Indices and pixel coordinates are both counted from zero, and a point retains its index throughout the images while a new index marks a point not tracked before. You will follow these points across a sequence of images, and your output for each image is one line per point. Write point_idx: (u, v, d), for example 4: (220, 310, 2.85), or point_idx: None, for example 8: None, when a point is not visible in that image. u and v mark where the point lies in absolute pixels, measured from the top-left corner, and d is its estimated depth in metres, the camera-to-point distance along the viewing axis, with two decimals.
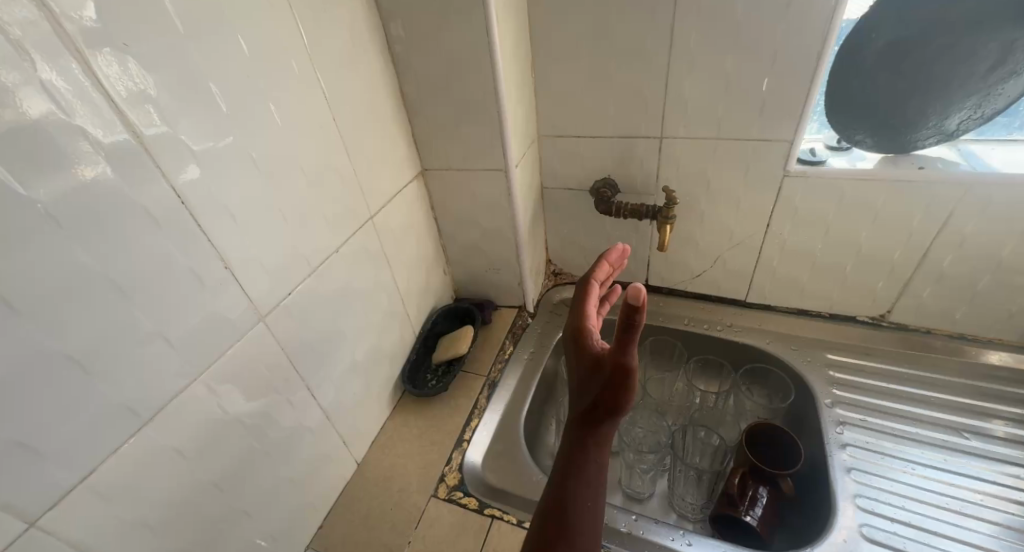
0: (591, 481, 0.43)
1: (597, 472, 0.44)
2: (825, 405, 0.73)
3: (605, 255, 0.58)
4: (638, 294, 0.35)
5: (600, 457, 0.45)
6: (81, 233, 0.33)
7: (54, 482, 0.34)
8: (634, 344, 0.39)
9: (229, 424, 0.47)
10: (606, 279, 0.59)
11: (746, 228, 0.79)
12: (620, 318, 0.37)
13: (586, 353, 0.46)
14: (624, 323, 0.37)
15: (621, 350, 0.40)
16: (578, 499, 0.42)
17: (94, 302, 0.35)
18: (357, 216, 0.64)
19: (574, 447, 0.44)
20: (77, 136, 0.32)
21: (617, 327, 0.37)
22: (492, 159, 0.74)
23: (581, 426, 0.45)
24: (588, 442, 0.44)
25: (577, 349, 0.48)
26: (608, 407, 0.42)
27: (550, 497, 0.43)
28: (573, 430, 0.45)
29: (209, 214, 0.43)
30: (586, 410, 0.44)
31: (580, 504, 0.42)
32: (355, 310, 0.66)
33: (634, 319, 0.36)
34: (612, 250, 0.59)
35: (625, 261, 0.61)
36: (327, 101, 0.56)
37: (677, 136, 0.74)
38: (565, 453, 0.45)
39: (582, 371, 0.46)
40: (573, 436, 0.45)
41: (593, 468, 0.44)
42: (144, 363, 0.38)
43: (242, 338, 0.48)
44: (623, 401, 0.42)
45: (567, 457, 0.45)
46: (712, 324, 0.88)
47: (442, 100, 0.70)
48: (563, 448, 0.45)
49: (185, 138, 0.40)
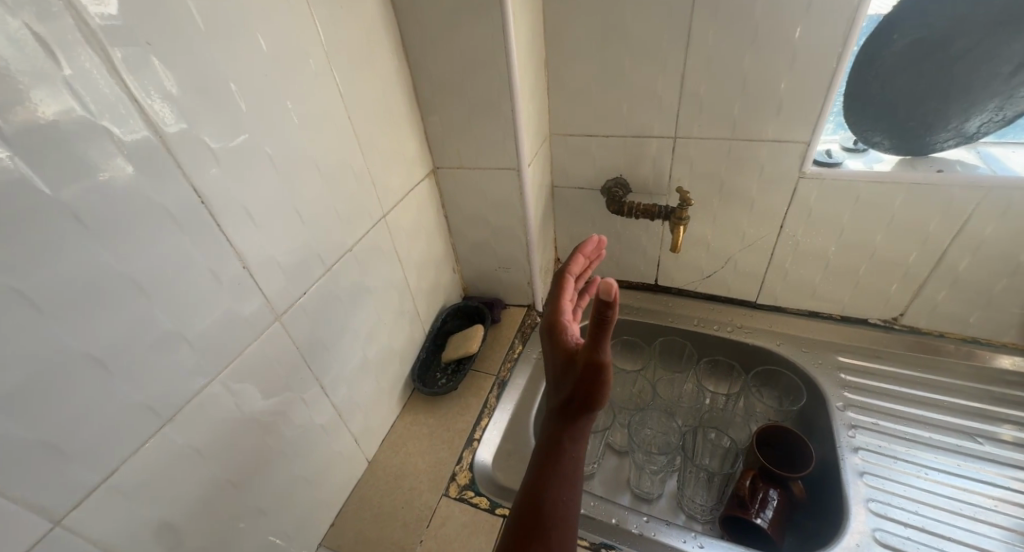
0: (566, 476, 0.43)
1: (573, 467, 0.44)
2: (836, 408, 0.73)
3: (582, 247, 0.58)
4: (610, 289, 0.35)
5: (577, 452, 0.45)
6: (104, 233, 0.33)
7: (78, 481, 0.34)
8: (607, 339, 0.39)
9: (245, 422, 0.47)
10: (584, 271, 0.59)
11: (759, 229, 0.79)
12: (593, 314, 0.37)
13: (560, 346, 0.46)
14: (596, 319, 0.37)
15: (594, 346, 0.40)
16: (553, 494, 0.42)
17: (114, 302, 0.34)
18: (370, 215, 0.64)
19: (552, 441, 0.45)
20: (102, 136, 0.32)
21: (589, 322, 0.38)
22: (505, 159, 0.73)
23: (558, 420, 0.45)
24: (565, 437, 0.44)
25: (552, 342, 0.48)
26: (582, 402, 0.43)
27: (526, 493, 0.43)
28: (550, 425, 0.46)
29: (229, 215, 0.43)
30: (562, 404, 0.44)
31: (553, 500, 0.42)
32: (368, 309, 0.66)
33: (606, 315, 0.36)
34: (589, 241, 0.58)
35: (603, 252, 0.61)
36: (341, 98, 0.56)
37: (691, 136, 0.73)
38: (543, 448, 0.45)
39: (557, 366, 0.46)
40: (551, 430, 0.46)
41: (570, 462, 0.44)
42: (163, 363, 0.38)
43: (259, 337, 0.48)
44: (598, 397, 0.42)
45: (545, 451, 0.45)
46: (721, 325, 0.88)
47: (455, 98, 0.69)
48: (541, 442, 0.45)
49: (204, 137, 0.40)
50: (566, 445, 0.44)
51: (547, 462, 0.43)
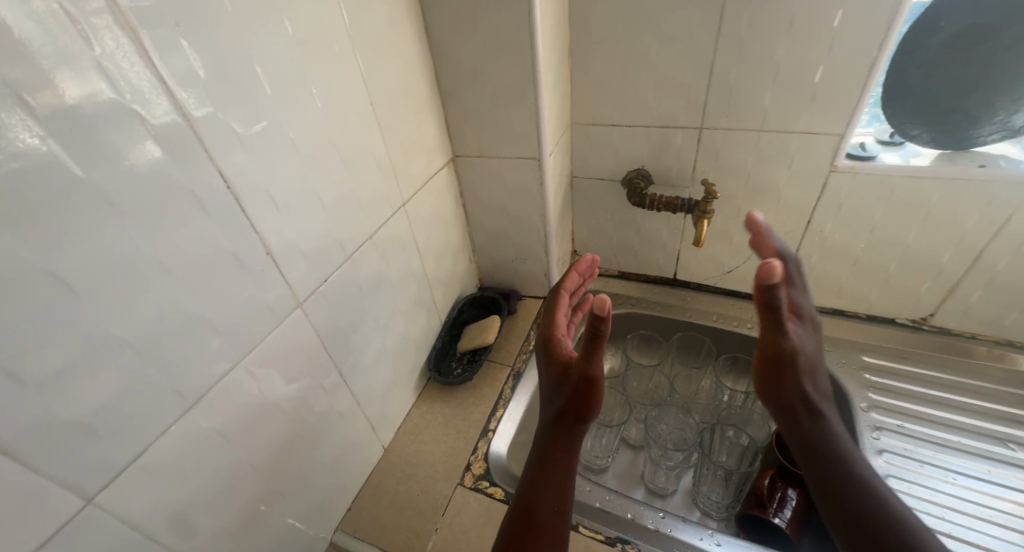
0: (557, 483, 0.48)
1: (564, 475, 0.48)
2: (860, 409, 0.71)
3: (575, 265, 0.64)
4: (604, 306, 0.41)
5: (569, 461, 0.49)
6: (133, 217, 0.33)
7: (108, 461, 0.34)
8: (600, 353, 0.45)
9: (267, 407, 0.48)
10: (577, 287, 0.65)
11: (785, 224, 0.77)
12: (587, 328, 0.43)
13: (554, 361, 0.52)
14: (590, 333, 0.43)
15: (587, 360, 0.45)
16: (545, 503, 0.46)
17: (141, 286, 0.34)
18: (390, 204, 0.63)
19: (546, 450, 0.49)
20: (131, 120, 0.32)
21: (585, 336, 0.43)
22: (526, 149, 0.72)
23: (551, 430, 0.50)
24: (558, 447, 0.49)
25: (548, 356, 0.53)
26: (575, 414, 0.48)
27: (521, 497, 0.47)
28: (546, 433, 0.50)
29: (254, 202, 0.43)
30: (557, 415, 0.49)
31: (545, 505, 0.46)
32: (386, 297, 0.66)
33: (599, 329, 0.42)
34: (583, 260, 0.64)
35: (594, 270, 0.66)
36: (364, 84, 0.55)
37: (717, 127, 0.71)
38: (536, 456, 0.50)
39: (552, 379, 0.51)
40: (545, 442, 0.50)
41: (562, 468, 0.48)
42: (189, 348, 0.39)
43: (282, 323, 0.48)
44: (590, 408, 0.48)
45: (539, 461, 0.49)
46: (741, 322, 0.87)
47: (477, 85, 0.68)
48: (536, 451, 0.50)
49: (230, 121, 0.39)
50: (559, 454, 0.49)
51: (540, 471, 0.48)
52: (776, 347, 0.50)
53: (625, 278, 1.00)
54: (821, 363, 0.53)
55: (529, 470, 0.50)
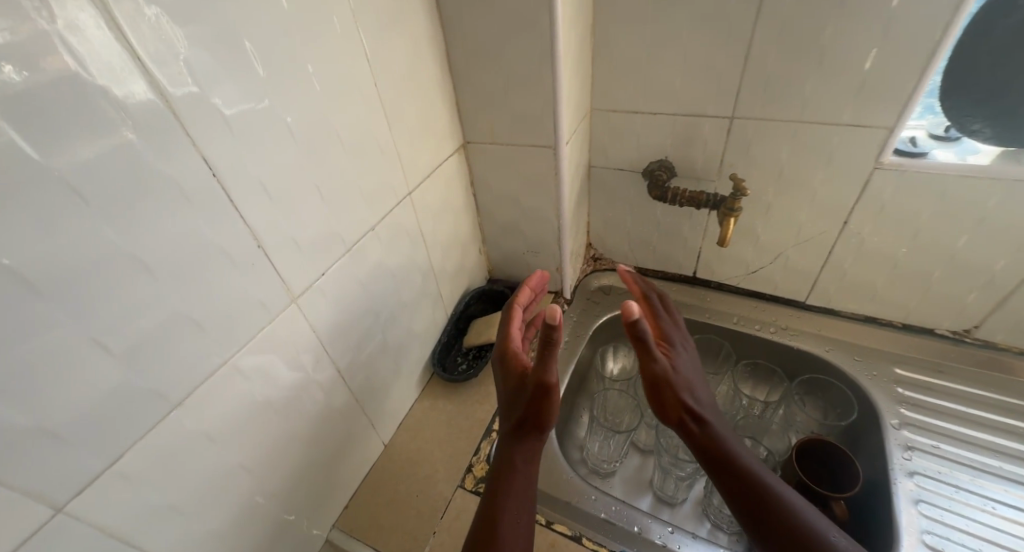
0: (518, 494, 0.48)
1: (523, 484, 0.49)
2: (891, 426, 0.66)
3: (528, 280, 0.63)
4: (555, 314, 0.43)
5: (529, 471, 0.50)
6: (105, 207, 0.30)
7: (81, 467, 0.32)
8: (553, 361, 0.46)
9: (258, 406, 0.45)
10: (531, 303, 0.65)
11: (819, 223, 0.71)
12: (541, 336, 0.44)
13: (511, 373, 0.52)
14: (545, 340, 0.44)
15: (542, 368, 0.46)
16: (506, 513, 0.47)
17: (116, 282, 0.32)
18: (395, 192, 0.60)
19: (504, 461, 0.50)
20: (97, 99, 0.29)
21: (538, 345, 0.44)
22: (541, 136, 0.68)
23: (507, 444, 0.50)
24: (516, 459, 0.50)
25: (503, 370, 0.53)
26: (533, 423, 0.49)
27: (483, 511, 0.48)
28: (504, 447, 0.51)
29: (243, 192, 0.40)
30: (514, 428, 0.50)
31: (508, 517, 0.47)
32: (389, 291, 0.63)
33: (553, 336, 0.44)
34: (534, 275, 0.63)
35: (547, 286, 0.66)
36: (368, 63, 0.51)
37: (751, 117, 0.65)
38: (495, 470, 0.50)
39: (506, 392, 0.52)
40: (503, 453, 0.51)
41: (521, 478, 0.49)
42: (172, 348, 0.36)
43: (275, 319, 0.45)
44: (547, 415, 0.49)
45: (497, 472, 0.50)
46: (765, 325, 0.82)
47: (491, 67, 0.63)
48: (494, 462, 0.51)
49: (215, 102, 0.36)
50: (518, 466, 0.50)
51: (499, 483, 0.49)
52: (652, 372, 0.48)
53: (641, 274, 0.96)
54: (699, 380, 0.51)
55: (489, 485, 0.50)
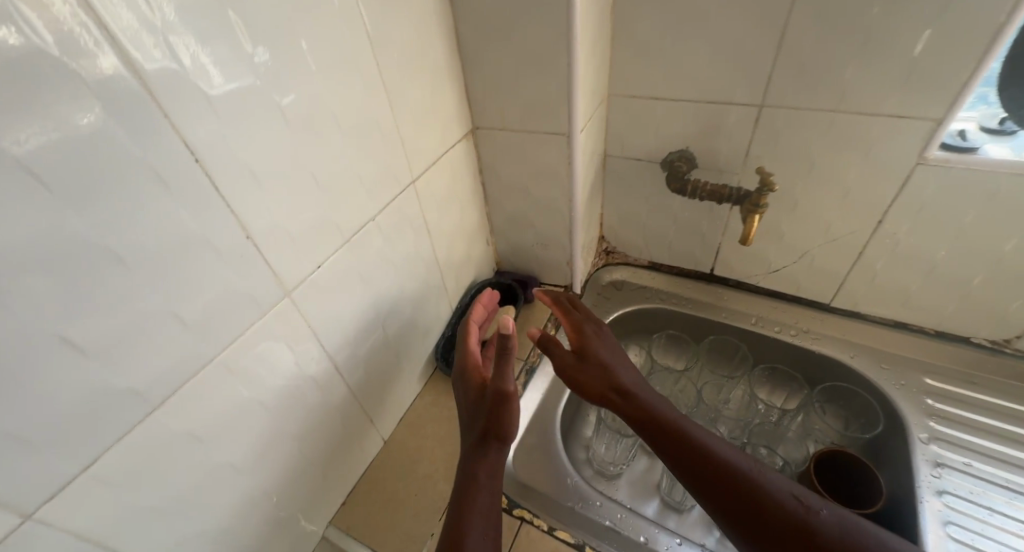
0: (482, 509, 0.45)
1: (489, 500, 0.46)
2: (919, 440, 0.62)
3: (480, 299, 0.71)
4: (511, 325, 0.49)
5: (494, 488, 0.48)
6: (71, 195, 0.28)
7: (52, 473, 0.30)
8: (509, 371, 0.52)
9: (249, 404, 0.43)
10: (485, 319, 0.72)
11: (850, 222, 0.66)
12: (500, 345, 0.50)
13: (471, 387, 0.57)
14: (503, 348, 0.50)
15: (501, 377, 0.51)
16: (474, 529, 0.43)
17: (86, 277, 0.29)
18: (397, 181, 0.57)
19: (466, 478, 0.48)
20: (57, 74, 0.26)
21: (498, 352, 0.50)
22: (554, 122, 0.64)
23: (470, 459, 0.50)
24: (479, 473, 0.48)
25: (462, 385, 0.58)
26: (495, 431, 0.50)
27: (449, 528, 0.44)
28: (466, 466, 0.49)
29: (231, 178, 0.37)
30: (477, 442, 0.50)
31: (476, 535, 0.44)
32: (392, 283, 0.61)
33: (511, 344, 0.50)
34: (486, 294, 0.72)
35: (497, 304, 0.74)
36: (369, 41, 0.47)
37: (781, 105, 0.60)
38: (459, 487, 0.48)
39: (468, 405, 0.55)
40: (465, 471, 0.49)
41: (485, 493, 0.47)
42: (150, 345, 0.34)
43: (267, 314, 0.43)
44: (507, 424, 0.51)
45: (460, 491, 0.47)
46: (786, 328, 0.78)
47: (502, 47, 0.59)
48: (457, 483, 0.48)
49: (195, 79, 0.33)
50: (480, 482, 0.48)
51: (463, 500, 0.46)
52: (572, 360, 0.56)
53: (655, 269, 0.92)
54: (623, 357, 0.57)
55: (454, 506, 0.47)
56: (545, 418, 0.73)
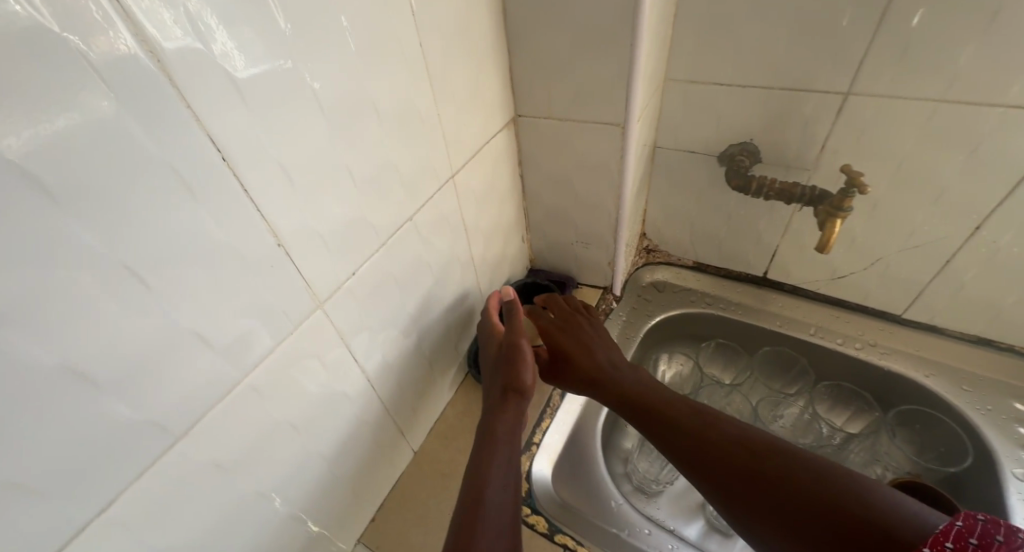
0: (501, 457, 0.46)
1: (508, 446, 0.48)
2: (1013, 474, 0.55)
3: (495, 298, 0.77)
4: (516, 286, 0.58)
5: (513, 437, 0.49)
6: (82, 205, 0.23)
7: (64, 521, 0.26)
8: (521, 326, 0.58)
9: (278, 426, 0.39)
10: None
11: (940, 227, 0.59)
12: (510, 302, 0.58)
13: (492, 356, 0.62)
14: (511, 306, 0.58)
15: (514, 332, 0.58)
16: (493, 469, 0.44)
17: (100, 301, 0.25)
18: (437, 176, 0.51)
19: (486, 426, 0.50)
20: (60, 59, 0.21)
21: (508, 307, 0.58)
22: (609, 111, 0.57)
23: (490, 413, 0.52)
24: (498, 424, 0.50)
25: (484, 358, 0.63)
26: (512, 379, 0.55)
27: (467, 492, 0.42)
28: (486, 418, 0.52)
29: (261, 178, 0.32)
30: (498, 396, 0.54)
31: (496, 479, 0.44)
32: (427, 288, 0.56)
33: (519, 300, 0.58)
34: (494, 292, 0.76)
35: None
36: (413, 17, 0.41)
37: (873, 94, 0.53)
38: (479, 437, 0.49)
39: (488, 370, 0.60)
40: (486, 422, 0.51)
41: (504, 444, 0.48)
42: (173, 372, 0.30)
43: (298, 329, 0.38)
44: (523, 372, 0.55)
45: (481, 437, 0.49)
46: (849, 340, 0.71)
47: (556, 26, 0.53)
48: (478, 433, 0.50)
49: (221, 61, 0.27)
50: (501, 434, 0.50)
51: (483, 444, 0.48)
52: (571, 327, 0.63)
53: (700, 270, 0.85)
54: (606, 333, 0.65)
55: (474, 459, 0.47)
56: (585, 431, 0.68)
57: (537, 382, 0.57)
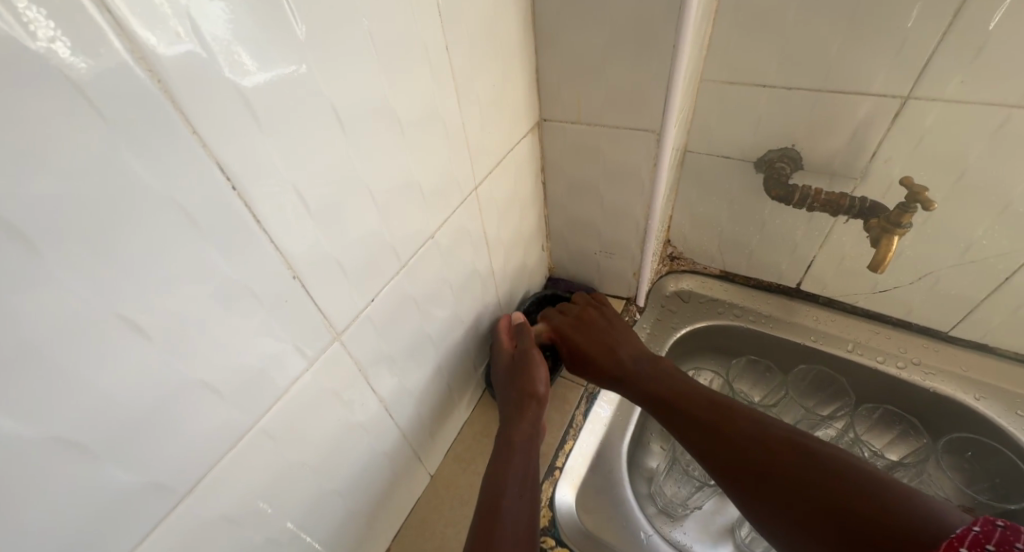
0: (517, 473, 0.47)
1: (524, 460, 0.49)
2: None
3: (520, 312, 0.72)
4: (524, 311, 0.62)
5: (529, 452, 0.50)
6: (67, 249, 0.20)
7: None
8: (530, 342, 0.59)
9: (293, 468, 0.36)
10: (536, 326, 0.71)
11: (1000, 241, 0.54)
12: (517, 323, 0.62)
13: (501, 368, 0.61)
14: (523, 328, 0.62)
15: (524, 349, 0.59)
16: (509, 487, 0.45)
17: (93, 356, 0.22)
18: (459, 188, 0.48)
19: (505, 439, 0.51)
20: (36, 82, 0.17)
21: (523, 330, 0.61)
22: (644, 117, 0.53)
23: (508, 425, 0.53)
24: (516, 439, 0.51)
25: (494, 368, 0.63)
26: (526, 392, 0.55)
27: (483, 516, 0.43)
28: (505, 430, 0.53)
29: (276, 204, 0.28)
30: (517, 408, 0.54)
31: (512, 493, 0.45)
32: (447, 307, 0.52)
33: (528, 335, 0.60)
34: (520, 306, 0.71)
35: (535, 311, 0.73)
36: (440, 16, 0.37)
37: (936, 99, 0.49)
38: (497, 450, 0.50)
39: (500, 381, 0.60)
40: (504, 434, 0.52)
41: (521, 458, 0.49)
42: (176, 425, 0.26)
43: (316, 364, 0.35)
44: (535, 382, 0.56)
45: (498, 450, 0.50)
46: (890, 357, 0.67)
47: (591, 25, 0.49)
48: (496, 445, 0.51)
49: (229, 74, 0.24)
50: (519, 446, 0.51)
51: (500, 458, 0.49)
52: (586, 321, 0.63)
53: (727, 280, 0.81)
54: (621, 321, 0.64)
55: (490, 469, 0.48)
56: (610, 453, 0.65)
57: (549, 389, 0.57)
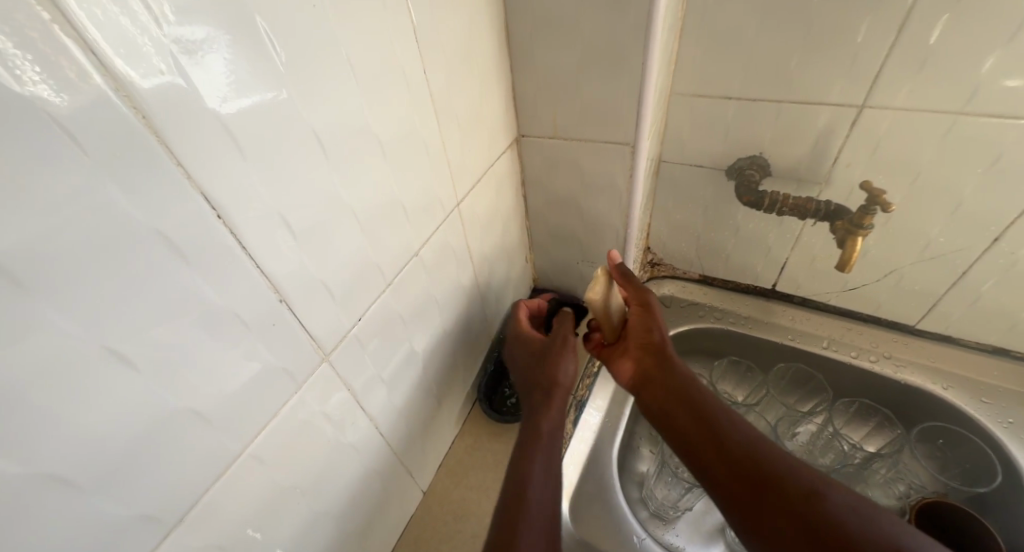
0: (538, 485, 0.45)
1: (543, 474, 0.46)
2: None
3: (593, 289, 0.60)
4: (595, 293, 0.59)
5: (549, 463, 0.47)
6: (56, 288, 0.20)
7: None
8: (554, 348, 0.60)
9: (284, 492, 0.36)
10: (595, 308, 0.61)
11: (955, 238, 0.58)
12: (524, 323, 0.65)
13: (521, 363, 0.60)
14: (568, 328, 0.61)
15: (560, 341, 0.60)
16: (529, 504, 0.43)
17: (87, 389, 0.22)
18: (442, 206, 0.49)
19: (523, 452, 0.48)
20: (23, 125, 0.18)
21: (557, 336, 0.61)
22: (619, 131, 0.55)
23: (527, 436, 0.50)
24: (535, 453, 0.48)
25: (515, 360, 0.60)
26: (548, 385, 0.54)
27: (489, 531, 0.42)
28: (522, 442, 0.49)
29: (258, 231, 0.29)
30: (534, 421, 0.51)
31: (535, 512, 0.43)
32: (433, 322, 0.52)
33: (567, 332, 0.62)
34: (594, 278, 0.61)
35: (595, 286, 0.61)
36: (416, 42, 0.39)
37: (887, 107, 0.52)
38: (513, 468, 0.47)
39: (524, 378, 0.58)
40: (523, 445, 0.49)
41: (540, 471, 0.46)
42: (166, 455, 0.26)
43: (304, 387, 0.35)
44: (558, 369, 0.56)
45: (516, 465, 0.47)
46: (863, 352, 0.70)
47: (563, 46, 0.51)
48: (512, 461, 0.48)
49: (212, 104, 0.24)
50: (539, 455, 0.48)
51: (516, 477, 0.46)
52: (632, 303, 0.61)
53: (706, 284, 0.83)
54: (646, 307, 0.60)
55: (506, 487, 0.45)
56: (600, 459, 0.66)
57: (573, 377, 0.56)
